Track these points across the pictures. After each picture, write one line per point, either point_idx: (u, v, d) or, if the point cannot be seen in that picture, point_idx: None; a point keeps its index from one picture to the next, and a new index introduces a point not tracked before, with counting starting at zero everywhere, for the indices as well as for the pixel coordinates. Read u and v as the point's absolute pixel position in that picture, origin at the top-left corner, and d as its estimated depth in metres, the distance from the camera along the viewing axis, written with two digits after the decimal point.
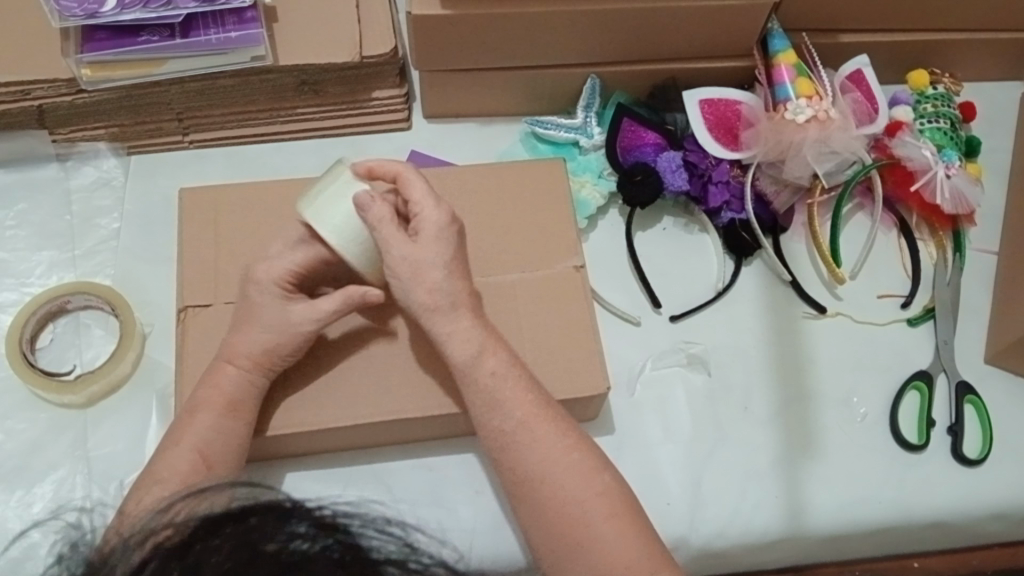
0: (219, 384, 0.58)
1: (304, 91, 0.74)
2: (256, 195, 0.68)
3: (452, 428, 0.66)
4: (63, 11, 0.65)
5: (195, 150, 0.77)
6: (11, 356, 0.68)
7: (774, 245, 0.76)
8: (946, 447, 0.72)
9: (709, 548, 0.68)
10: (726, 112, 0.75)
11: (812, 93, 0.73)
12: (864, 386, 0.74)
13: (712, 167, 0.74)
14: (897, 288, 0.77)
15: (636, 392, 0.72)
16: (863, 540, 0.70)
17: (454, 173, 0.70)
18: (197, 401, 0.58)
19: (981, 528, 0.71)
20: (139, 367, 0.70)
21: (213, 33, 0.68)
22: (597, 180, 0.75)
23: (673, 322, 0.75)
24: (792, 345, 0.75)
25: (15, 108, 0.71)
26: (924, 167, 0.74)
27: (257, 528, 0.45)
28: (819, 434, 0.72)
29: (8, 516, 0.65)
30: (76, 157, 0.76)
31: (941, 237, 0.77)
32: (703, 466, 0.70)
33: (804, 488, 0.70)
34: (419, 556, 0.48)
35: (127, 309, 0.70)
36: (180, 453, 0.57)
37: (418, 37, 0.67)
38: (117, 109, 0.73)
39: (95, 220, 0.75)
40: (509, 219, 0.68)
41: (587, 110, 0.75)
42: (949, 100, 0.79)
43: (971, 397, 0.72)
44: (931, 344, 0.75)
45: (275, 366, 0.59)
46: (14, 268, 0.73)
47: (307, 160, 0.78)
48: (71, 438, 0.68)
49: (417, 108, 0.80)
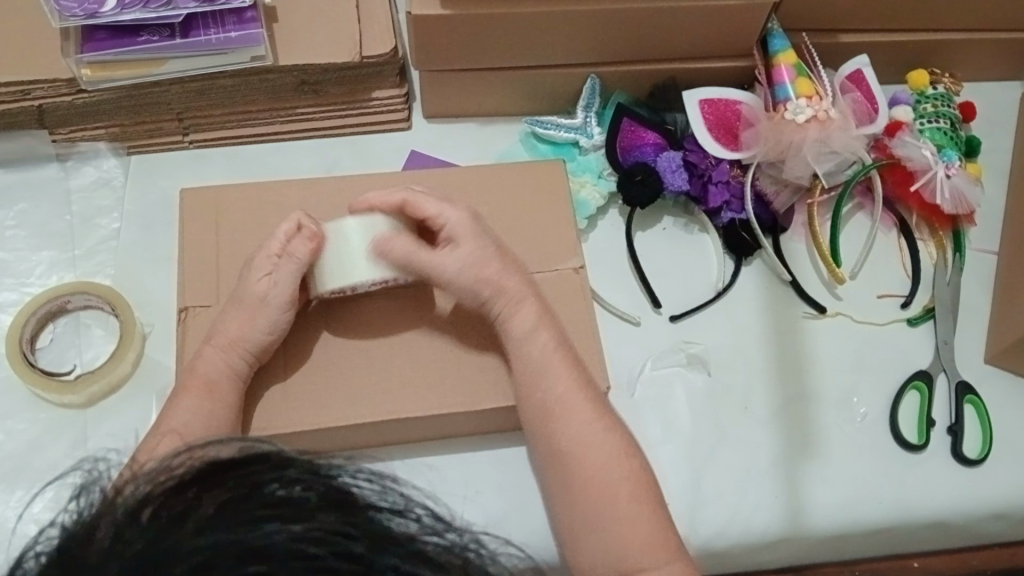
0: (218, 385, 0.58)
1: (304, 91, 0.74)
2: (256, 195, 0.68)
3: (451, 427, 0.66)
4: (63, 10, 0.65)
5: (195, 150, 0.77)
6: (11, 356, 0.68)
7: (774, 245, 0.76)
8: (946, 447, 0.72)
9: (709, 549, 0.68)
10: (726, 112, 0.75)
11: (812, 93, 0.73)
12: (864, 386, 0.74)
13: (712, 167, 0.74)
14: (897, 288, 0.77)
15: (636, 392, 0.72)
16: (864, 541, 0.70)
17: (453, 173, 0.70)
18: (188, 388, 0.58)
19: (981, 529, 0.71)
20: (139, 366, 0.70)
21: (213, 32, 0.68)
22: (597, 180, 0.75)
23: (673, 322, 0.75)
24: (792, 345, 0.75)
25: (15, 108, 0.71)
26: (924, 167, 0.74)
27: (252, 474, 0.44)
28: (819, 433, 0.72)
29: (8, 515, 0.65)
30: (77, 157, 0.76)
31: (941, 237, 0.77)
32: (703, 466, 0.70)
33: (804, 488, 0.70)
34: (412, 508, 0.47)
35: (127, 309, 0.70)
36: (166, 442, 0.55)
37: (418, 36, 0.67)
38: (117, 109, 0.73)
39: (95, 220, 0.75)
40: (509, 219, 0.68)
41: (587, 110, 0.76)
42: (949, 100, 0.79)
43: (971, 397, 0.72)
44: (931, 344, 0.75)
45: None
46: (14, 268, 0.73)
47: (307, 160, 0.78)
48: (71, 438, 0.68)
49: (417, 108, 0.80)
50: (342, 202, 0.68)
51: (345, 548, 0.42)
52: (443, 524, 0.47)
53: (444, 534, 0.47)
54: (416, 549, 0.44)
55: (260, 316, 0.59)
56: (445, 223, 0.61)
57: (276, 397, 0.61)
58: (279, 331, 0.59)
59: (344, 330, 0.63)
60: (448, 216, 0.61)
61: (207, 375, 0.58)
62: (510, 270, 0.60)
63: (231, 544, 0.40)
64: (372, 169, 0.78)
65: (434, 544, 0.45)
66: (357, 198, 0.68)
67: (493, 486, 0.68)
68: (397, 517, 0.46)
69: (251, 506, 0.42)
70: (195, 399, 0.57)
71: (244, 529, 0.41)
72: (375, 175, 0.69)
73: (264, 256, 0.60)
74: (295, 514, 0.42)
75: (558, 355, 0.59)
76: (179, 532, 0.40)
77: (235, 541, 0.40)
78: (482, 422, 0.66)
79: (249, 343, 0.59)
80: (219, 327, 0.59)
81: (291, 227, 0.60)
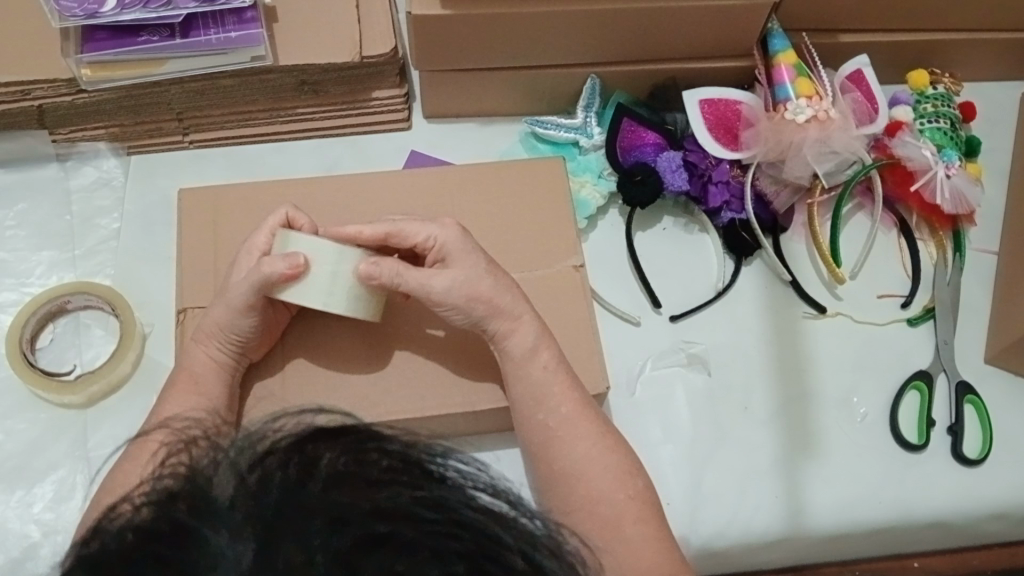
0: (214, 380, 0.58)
1: (304, 91, 0.74)
2: (255, 195, 0.68)
3: (453, 427, 0.66)
4: (63, 11, 0.65)
5: (195, 150, 0.77)
6: (11, 356, 0.68)
7: (774, 245, 0.76)
8: (946, 447, 0.72)
9: (709, 549, 0.68)
10: (726, 112, 0.75)
11: (813, 92, 0.73)
12: (864, 386, 0.74)
13: (712, 167, 0.74)
14: (897, 288, 0.77)
15: (636, 392, 0.72)
16: (863, 541, 0.70)
17: (453, 173, 0.70)
18: (176, 383, 0.58)
19: (981, 529, 0.71)
20: (139, 367, 0.70)
21: (213, 32, 0.68)
22: (597, 180, 0.75)
23: (673, 322, 0.75)
24: (792, 345, 0.75)
25: (15, 108, 0.71)
26: (924, 167, 0.74)
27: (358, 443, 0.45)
28: (819, 433, 0.72)
29: (8, 515, 0.65)
30: (77, 157, 0.76)
31: (941, 237, 0.77)
32: (703, 467, 0.70)
33: (804, 488, 0.70)
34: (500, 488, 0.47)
35: (127, 309, 0.70)
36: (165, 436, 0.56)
37: (419, 36, 0.67)
38: (117, 109, 0.73)
39: (95, 220, 0.75)
40: (508, 219, 0.68)
41: (587, 110, 0.76)
42: (949, 100, 0.79)
43: (971, 397, 0.72)
44: (931, 344, 0.75)
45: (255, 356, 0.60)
46: (13, 268, 0.73)
47: (307, 160, 0.78)
48: (71, 438, 0.68)
49: (417, 108, 0.80)
50: (342, 202, 0.68)
51: (459, 518, 0.42)
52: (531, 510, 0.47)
53: (531, 518, 0.46)
54: (513, 529, 0.43)
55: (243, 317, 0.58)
56: (435, 243, 0.58)
57: (276, 398, 0.61)
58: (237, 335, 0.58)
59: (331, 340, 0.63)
60: (439, 234, 0.58)
61: (206, 375, 0.58)
62: (503, 286, 0.58)
63: (361, 504, 0.41)
64: (372, 169, 0.78)
65: (525, 525, 0.45)
66: (357, 197, 0.68)
67: None
68: (488, 500, 0.45)
69: (367, 471, 0.43)
70: (181, 394, 0.58)
71: (365, 491, 0.42)
72: (374, 175, 0.69)
73: (247, 251, 0.59)
74: (408, 482, 0.43)
75: (559, 376, 0.58)
76: (305, 489, 0.41)
77: (362, 500, 0.41)
78: (482, 422, 0.66)
79: (239, 341, 0.58)
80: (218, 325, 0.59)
81: (278, 221, 0.59)
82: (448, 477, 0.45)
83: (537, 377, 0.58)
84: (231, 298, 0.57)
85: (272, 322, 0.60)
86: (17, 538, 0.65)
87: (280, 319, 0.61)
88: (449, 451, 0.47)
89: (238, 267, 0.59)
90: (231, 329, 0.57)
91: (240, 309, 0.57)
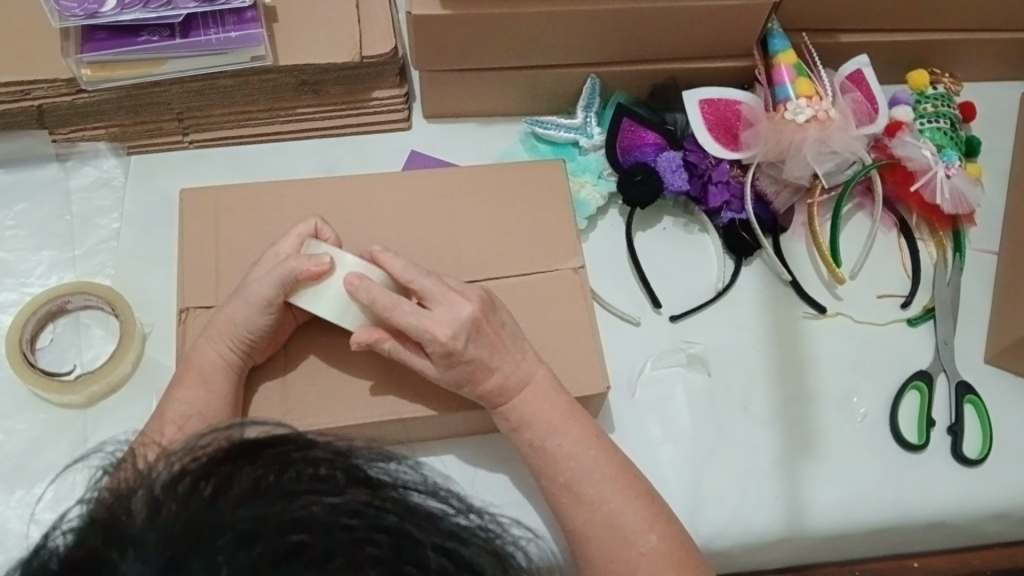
0: (199, 367, 0.58)
1: (304, 91, 0.74)
2: (256, 195, 0.68)
3: (453, 427, 0.66)
4: (63, 10, 0.65)
5: (195, 150, 0.77)
6: (10, 356, 0.68)
7: (774, 245, 0.76)
8: (946, 447, 0.72)
9: (709, 548, 0.68)
10: (726, 112, 0.75)
11: (813, 93, 0.72)
12: (864, 386, 0.74)
13: (712, 167, 0.74)
14: (897, 288, 0.77)
15: (636, 393, 0.72)
16: (863, 540, 0.70)
17: (452, 174, 0.70)
18: (183, 379, 0.58)
19: (981, 528, 0.71)
20: (139, 366, 0.70)
21: (213, 32, 0.68)
22: (597, 180, 0.75)
23: (673, 322, 0.75)
24: (792, 345, 0.75)
25: (15, 108, 0.71)
26: (924, 167, 0.74)
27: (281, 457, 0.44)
28: (819, 433, 0.72)
29: (7, 514, 0.65)
30: (77, 157, 0.76)
31: (941, 237, 0.77)
32: (704, 466, 0.70)
33: (804, 488, 0.70)
34: (439, 489, 0.47)
35: (127, 309, 0.70)
36: (164, 427, 0.56)
37: (419, 36, 0.67)
38: (116, 109, 0.73)
39: (95, 220, 0.75)
40: (509, 219, 0.68)
41: (587, 110, 0.76)
42: (949, 100, 0.79)
43: (971, 397, 0.72)
44: (931, 344, 0.75)
45: (253, 347, 0.59)
46: (14, 269, 0.73)
47: (307, 160, 0.78)
48: (71, 438, 0.68)
49: (417, 108, 0.80)
50: (342, 202, 0.68)
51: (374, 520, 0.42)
52: (465, 505, 0.47)
53: (468, 514, 0.47)
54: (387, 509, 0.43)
55: (241, 305, 0.58)
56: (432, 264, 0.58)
57: (276, 396, 0.61)
58: (258, 330, 0.58)
59: (331, 343, 0.63)
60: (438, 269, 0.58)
61: (201, 366, 0.58)
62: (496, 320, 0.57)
63: (272, 514, 0.40)
64: (372, 168, 0.78)
65: (458, 524, 0.45)
66: (356, 197, 0.68)
67: (495, 483, 0.67)
68: (422, 499, 0.46)
69: (286, 481, 0.42)
70: (188, 389, 0.58)
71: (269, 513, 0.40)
72: (374, 175, 0.69)
73: (272, 254, 0.59)
74: (327, 490, 0.42)
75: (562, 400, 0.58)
76: (229, 510, 0.40)
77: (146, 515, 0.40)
78: (482, 422, 0.65)
79: (249, 340, 0.58)
80: (213, 318, 0.59)
81: (306, 229, 0.60)
82: (377, 476, 0.45)
83: (541, 403, 0.58)
84: (251, 296, 0.57)
85: (280, 328, 0.60)
86: (17, 538, 0.65)
87: (286, 327, 0.61)
88: (378, 452, 0.47)
89: (261, 268, 0.59)
90: (244, 326, 0.58)
91: (259, 305, 0.57)
